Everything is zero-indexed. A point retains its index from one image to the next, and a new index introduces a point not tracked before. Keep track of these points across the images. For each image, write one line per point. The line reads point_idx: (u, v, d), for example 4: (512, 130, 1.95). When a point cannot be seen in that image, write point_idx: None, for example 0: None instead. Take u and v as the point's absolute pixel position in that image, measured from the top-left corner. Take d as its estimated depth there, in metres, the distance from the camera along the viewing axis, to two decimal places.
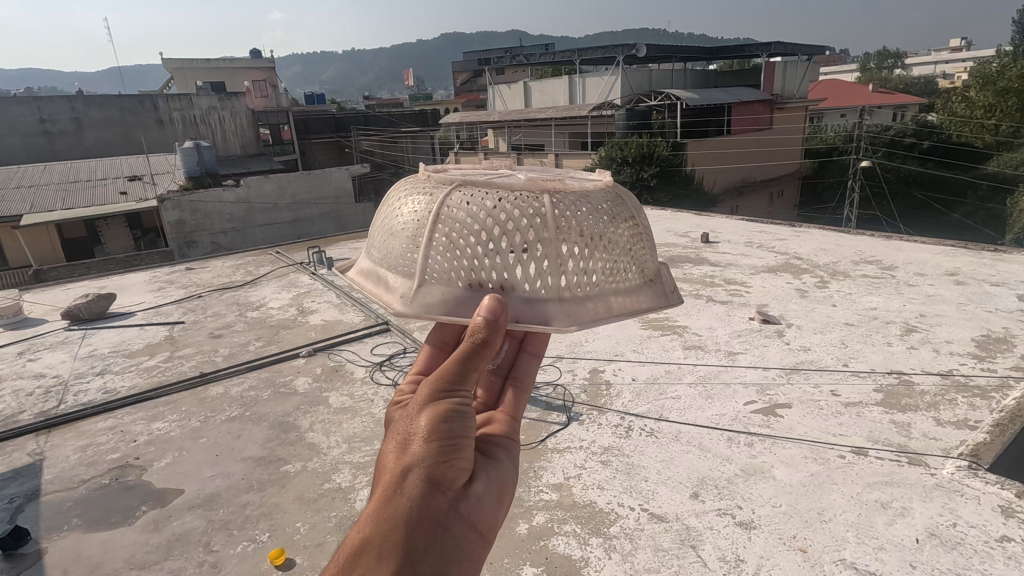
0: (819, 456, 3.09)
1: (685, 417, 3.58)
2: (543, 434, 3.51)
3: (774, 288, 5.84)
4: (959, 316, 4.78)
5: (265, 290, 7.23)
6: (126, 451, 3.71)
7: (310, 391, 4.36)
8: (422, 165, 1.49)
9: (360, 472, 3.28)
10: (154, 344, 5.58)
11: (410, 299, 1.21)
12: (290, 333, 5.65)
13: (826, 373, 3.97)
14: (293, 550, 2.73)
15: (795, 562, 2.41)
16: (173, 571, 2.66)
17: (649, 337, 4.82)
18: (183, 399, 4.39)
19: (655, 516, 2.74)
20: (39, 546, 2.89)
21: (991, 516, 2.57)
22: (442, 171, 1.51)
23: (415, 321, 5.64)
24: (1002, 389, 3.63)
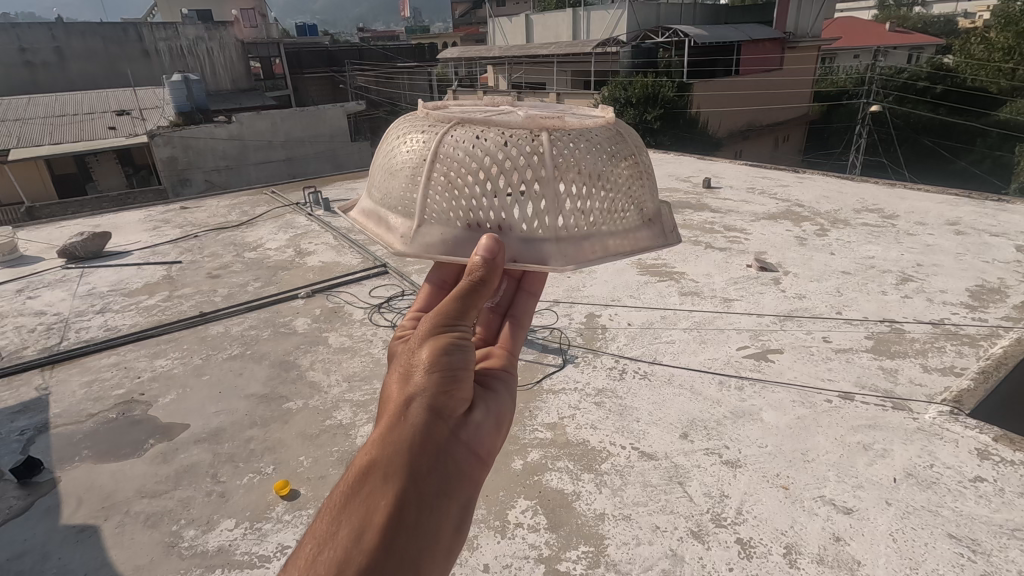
0: (807, 400, 3.18)
1: (678, 361, 3.65)
2: (539, 376, 3.59)
3: (774, 236, 5.82)
4: (955, 266, 4.80)
5: (262, 231, 7.17)
6: (131, 387, 3.79)
7: (309, 332, 4.42)
8: (421, 101, 1.44)
9: (360, 410, 3.37)
10: (153, 284, 5.59)
11: (410, 240, 1.20)
12: (288, 274, 5.65)
13: (820, 321, 4.02)
14: (297, 481, 2.85)
15: (777, 498, 2.53)
16: (183, 499, 2.77)
17: (646, 283, 4.84)
18: (184, 337, 4.44)
19: (645, 454, 2.84)
20: (53, 475, 3.00)
21: (967, 458, 2.68)
22: (441, 108, 1.47)
23: (413, 264, 5.64)
24: (990, 338, 3.69)
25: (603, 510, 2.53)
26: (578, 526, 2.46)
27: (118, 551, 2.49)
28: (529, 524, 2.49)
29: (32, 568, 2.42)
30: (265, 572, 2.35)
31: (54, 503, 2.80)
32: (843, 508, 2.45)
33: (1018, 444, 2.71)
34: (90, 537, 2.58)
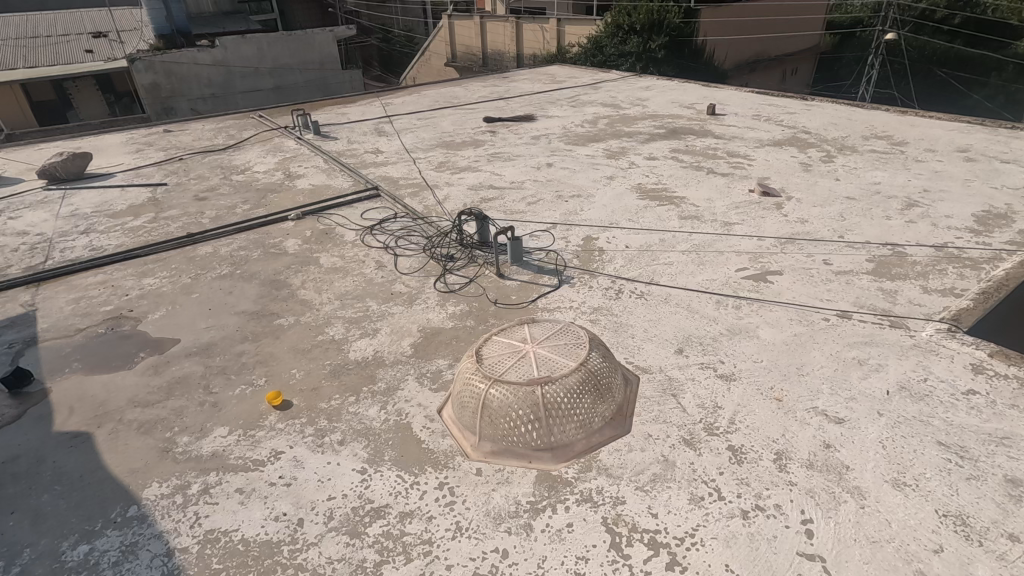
0: (804, 319, 3.15)
1: (675, 281, 3.60)
2: (535, 295, 3.53)
3: (779, 161, 5.62)
4: (962, 192, 4.67)
5: (249, 154, 6.89)
6: (119, 304, 3.72)
7: (300, 252, 4.30)
8: None
9: (353, 326, 3.33)
10: (138, 205, 5.41)
11: None
12: (277, 196, 5.46)
13: (821, 244, 3.94)
14: (289, 392, 2.83)
15: (770, 408, 2.54)
16: (175, 409, 2.77)
17: (646, 207, 4.69)
18: (172, 256, 4.34)
19: (639, 368, 2.83)
20: (44, 385, 2.98)
21: (961, 373, 2.68)
22: None
23: (406, 187, 5.45)
24: (993, 261, 3.63)
25: None
26: None
27: (113, 455, 2.50)
28: None
29: (27, 470, 2.43)
30: (259, 474, 2.37)
31: (46, 411, 2.79)
32: (835, 418, 2.46)
33: (1012, 360, 2.70)
34: (84, 442, 2.58)
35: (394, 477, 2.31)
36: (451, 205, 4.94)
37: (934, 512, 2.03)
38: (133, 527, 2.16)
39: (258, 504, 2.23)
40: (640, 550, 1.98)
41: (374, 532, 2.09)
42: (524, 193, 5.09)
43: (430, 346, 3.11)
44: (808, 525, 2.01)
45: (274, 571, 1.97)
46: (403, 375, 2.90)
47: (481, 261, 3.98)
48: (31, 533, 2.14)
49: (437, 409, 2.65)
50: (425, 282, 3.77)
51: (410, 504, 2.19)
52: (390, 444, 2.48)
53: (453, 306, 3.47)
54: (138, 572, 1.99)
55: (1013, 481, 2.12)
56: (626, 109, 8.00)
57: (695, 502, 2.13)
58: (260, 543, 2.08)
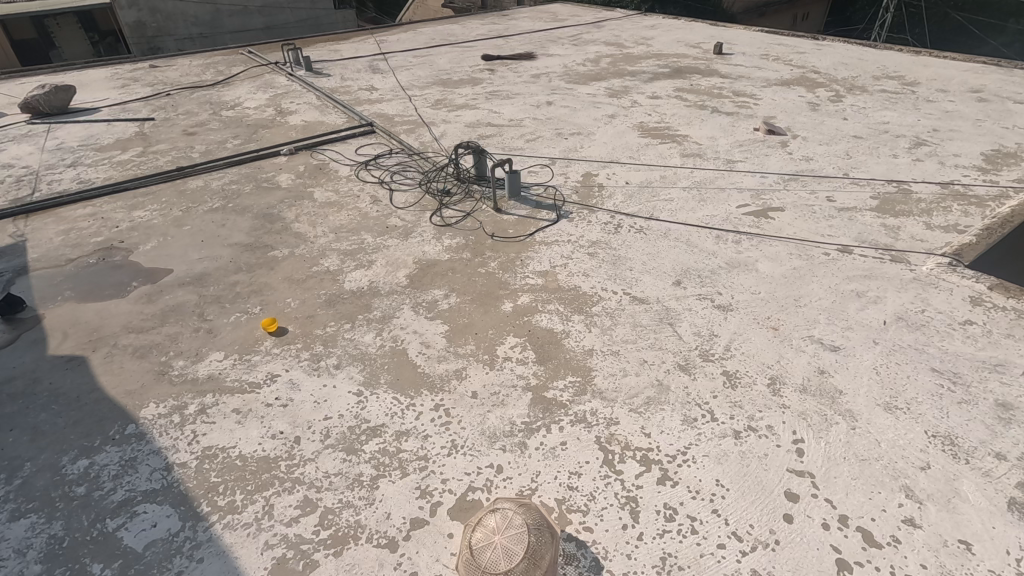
0: (805, 253, 3.12)
1: (675, 217, 3.53)
2: (532, 229, 3.47)
3: (786, 100, 5.43)
4: (972, 132, 4.55)
5: (239, 89, 6.64)
6: (110, 235, 3.65)
7: (293, 186, 4.19)
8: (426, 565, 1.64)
9: (348, 258, 3.28)
10: (125, 139, 5.24)
11: None
12: (269, 131, 5.29)
13: (825, 182, 3.86)
14: (285, 320, 2.82)
15: (767, 337, 2.55)
16: (170, 335, 2.75)
17: (648, 144, 4.56)
18: (162, 189, 4.23)
19: (637, 299, 2.82)
20: (37, 312, 2.95)
21: (959, 305, 2.67)
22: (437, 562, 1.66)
23: (401, 123, 5.29)
24: (998, 199, 3.57)
25: (592, 346, 2.54)
26: (567, 360, 2.48)
27: (109, 378, 2.50)
28: (518, 358, 2.50)
29: (24, 391, 2.44)
30: (256, 396, 2.38)
31: (40, 336, 2.77)
32: (830, 346, 2.48)
33: (1011, 293, 2.70)
34: (80, 366, 2.58)
35: (390, 399, 2.33)
36: (447, 142, 4.80)
37: (923, 433, 2.07)
38: (132, 443, 2.18)
39: (255, 423, 2.25)
40: (633, 466, 2.01)
41: (370, 449, 2.12)
42: (523, 131, 4.94)
43: (426, 278, 3.08)
44: (799, 445, 2.05)
45: (273, 484, 2.01)
46: (399, 304, 2.88)
47: (479, 197, 3.90)
48: (31, 448, 2.16)
49: (433, 337, 2.65)
50: (421, 216, 3.70)
51: (406, 424, 2.21)
52: (387, 368, 2.48)
53: (449, 240, 3.42)
54: (139, 484, 2.02)
55: (1003, 405, 2.16)
56: (629, 48, 7.69)
57: (688, 423, 2.16)
58: (258, 459, 2.10)
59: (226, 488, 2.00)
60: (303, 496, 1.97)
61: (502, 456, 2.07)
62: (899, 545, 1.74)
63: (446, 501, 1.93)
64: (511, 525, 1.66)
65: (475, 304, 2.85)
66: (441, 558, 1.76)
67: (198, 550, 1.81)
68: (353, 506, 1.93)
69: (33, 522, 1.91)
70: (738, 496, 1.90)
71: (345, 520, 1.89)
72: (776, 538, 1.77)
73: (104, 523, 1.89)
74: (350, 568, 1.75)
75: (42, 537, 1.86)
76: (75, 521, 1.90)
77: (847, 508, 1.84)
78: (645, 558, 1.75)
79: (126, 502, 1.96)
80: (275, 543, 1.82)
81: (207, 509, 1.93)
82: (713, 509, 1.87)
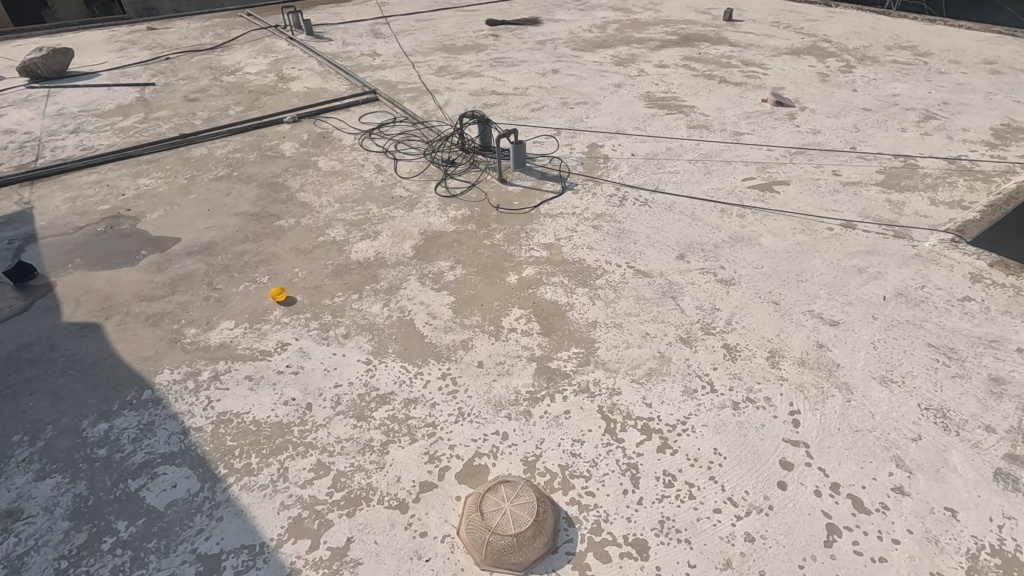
0: (808, 228, 3.13)
1: (681, 190, 3.54)
2: (537, 201, 3.48)
3: (795, 71, 5.33)
4: (983, 105, 4.50)
5: (239, 54, 6.52)
6: (116, 203, 3.66)
7: (297, 155, 4.17)
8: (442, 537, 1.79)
9: (354, 229, 3.31)
10: (127, 104, 5.19)
11: None
12: (271, 97, 5.22)
13: (831, 155, 3.84)
14: (293, 290, 2.86)
15: (767, 311, 2.60)
16: (181, 303, 2.80)
17: (654, 115, 4.51)
18: (166, 157, 4.21)
19: (640, 272, 2.85)
20: (49, 280, 3.00)
21: (959, 282, 2.70)
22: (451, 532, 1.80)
23: (404, 91, 5.22)
24: (1005, 175, 3.57)
25: (595, 319, 2.59)
26: (570, 331, 2.53)
27: (123, 345, 2.56)
28: (523, 329, 2.55)
29: (41, 356, 2.50)
30: (268, 363, 2.44)
31: (53, 304, 2.82)
32: (830, 320, 2.53)
33: (1011, 269, 2.73)
34: (94, 332, 2.63)
35: (398, 368, 2.39)
36: (452, 110, 4.75)
37: (916, 406, 2.14)
38: (149, 408, 2.25)
39: (267, 390, 2.31)
40: (634, 434, 2.08)
41: (380, 416, 2.19)
42: (528, 99, 4.88)
43: (432, 249, 3.11)
44: (795, 416, 2.12)
45: (286, 448, 2.09)
46: (405, 275, 2.92)
47: (483, 167, 3.90)
48: (52, 412, 2.24)
49: (439, 308, 2.70)
50: (426, 186, 3.71)
51: (414, 392, 2.28)
52: (394, 338, 2.54)
53: (455, 211, 3.43)
54: (158, 447, 2.10)
55: (996, 379, 2.22)
56: (637, 14, 7.51)
57: (688, 393, 2.22)
58: (271, 424, 2.18)
59: (241, 452, 2.08)
60: (316, 459, 2.04)
61: (508, 424, 2.14)
62: (888, 511, 1.82)
63: (453, 466, 2.00)
64: (521, 495, 1.80)
65: (480, 276, 2.89)
66: (450, 519, 1.85)
67: (217, 510, 1.89)
68: (365, 470, 2.01)
69: (58, 482, 1.99)
70: (734, 464, 1.97)
71: (357, 482, 1.97)
72: (770, 504, 1.85)
73: (126, 484, 1.98)
74: (363, 528, 1.84)
75: (68, 496, 1.94)
76: (99, 481, 1.99)
77: (839, 476, 1.92)
78: (644, 521, 1.83)
79: (147, 464, 2.04)
80: (291, 503, 1.91)
81: (224, 471, 2.01)
82: (710, 476, 1.94)
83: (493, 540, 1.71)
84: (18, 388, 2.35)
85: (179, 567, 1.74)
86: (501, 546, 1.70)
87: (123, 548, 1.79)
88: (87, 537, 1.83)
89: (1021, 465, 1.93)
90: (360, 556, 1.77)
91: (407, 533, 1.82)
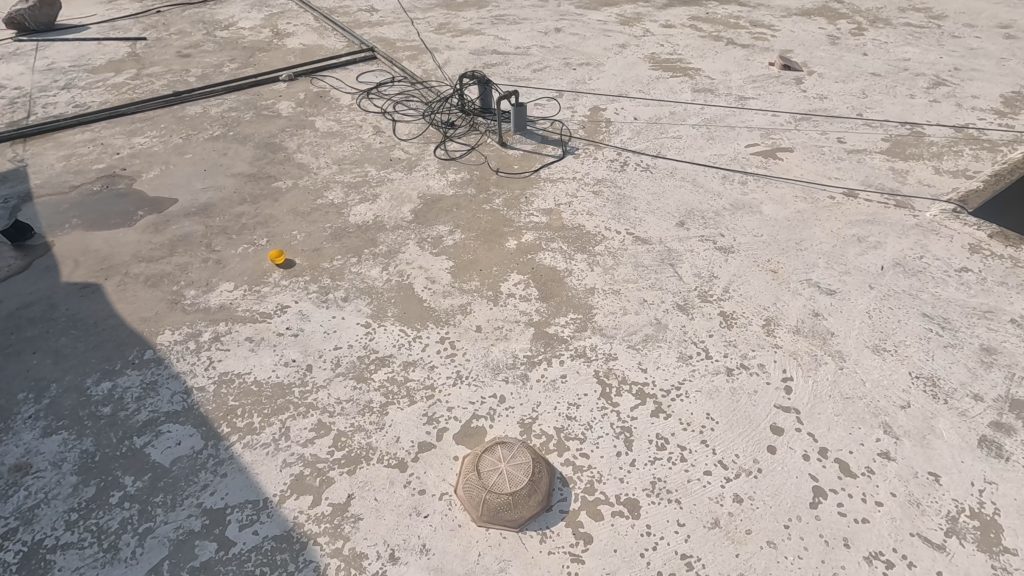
0: (809, 196, 3.11)
1: (683, 155, 3.49)
2: (537, 165, 3.45)
3: (805, 33, 5.18)
4: (995, 72, 4.40)
5: (232, 7, 6.31)
6: (111, 162, 3.62)
7: (294, 115, 4.09)
8: (438, 500, 1.84)
9: (352, 191, 3.28)
10: (118, 60, 5.06)
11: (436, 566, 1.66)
12: (266, 54, 5.07)
13: (838, 122, 3.78)
14: (292, 253, 2.85)
15: (765, 279, 2.60)
16: (180, 265, 2.80)
17: (658, 78, 4.40)
18: (160, 115, 4.13)
19: (639, 239, 2.84)
20: (47, 239, 2.99)
21: (958, 252, 2.70)
22: (448, 494, 1.86)
23: (403, 49, 5.07)
24: (1012, 144, 3.52)
25: (593, 285, 2.60)
26: (568, 297, 2.54)
27: (124, 305, 2.58)
28: (521, 295, 2.56)
29: (42, 316, 2.52)
30: (268, 326, 2.46)
31: (51, 263, 2.82)
32: (826, 290, 2.54)
33: (1010, 241, 2.73)
34: (94, 292, 2.64)
35: (397, 332, 2.41)
36: (452, 70, 4.64)
37: (907, 374, 2.17)
38: (151, 368, 2.28)
39: (268, 352, 2.34)
40: (629, 399, 2.12)
41: (379, 377, 2.23)
42: (530, 59, 4.76)
43: (431, 213, 3.09)
44: (788, 382, 2.16)
45: (287, 409, 2.13)
46: (404, 239, 2.91)
47: (483, 130, 3.83)
48: (55, 371, 2.27)
49: (438, 272, 2.70)
50: (425, 148, 3.66)
51: (413, 355, 2.31)
52: (393, 302, 2.55)
53: (454, 175, 3.40)
54: (161, 406, 2.13)
55: (987, 349, 2.25)
56: None
57: (684, 359, 2.26)
58: (272, 385, 2.21)
59: (244, 411, 2.12)
60: (317, 420, 2.09)
61: (505, 387, 2.18)
62: (873, 475, 1.87)
63: (451, 427, 2.05)
64: (517, 456, 1.86)
65: (479, 241, 2.88)
66: (448, 478, 1.90)
67: (221, 466, 1.94)
68: (364, 430, 2.05)
69: (65, 438, 2.03)
70: (726, 428, 2.02)
71: (357, 442, 2.02)
72: (758, 467, 1.90)
73: (132, 440, 2.02)
74: (363, 485, 1.89)
75: (75, 452, 1.99)
76: (105, 438, 2.03)
77: (827, 441, 1.97)
78: (636, 481, 1.88)
79: (151, 423, 2.08)
80: (292, 461, 1.96)
81: (226, 430, 2.06)
82: (702, 440, 1.99)
83: (488, 498, 1.77)
84: (20, 347, 2.37)
85: (186, 520, 1.80)
86: (497, 503, 1.76)
87: (130, 502, 1.85)
88: (95, 491, 1.88)
89: (1005, 432, 1.98)
90: (360, 512, 1.82)
91: (405, 491, 1.88)
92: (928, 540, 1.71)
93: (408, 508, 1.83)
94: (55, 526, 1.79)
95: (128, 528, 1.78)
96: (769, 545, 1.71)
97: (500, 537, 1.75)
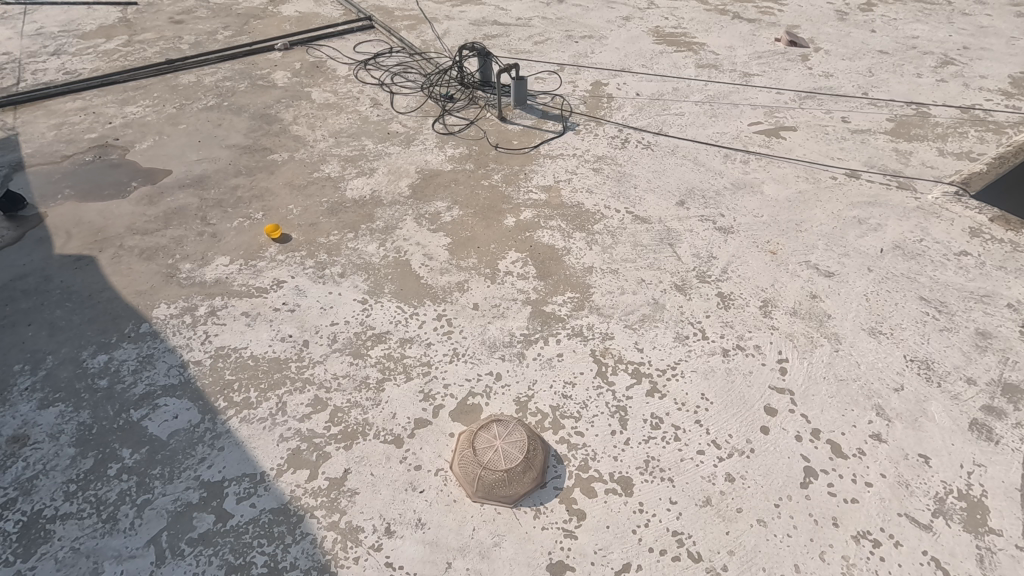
0: (812, 176, 3.09)
1: (685, 133, 3.44)
2: (537, 141, 3.40)
3: (812, 8, 5.05)
4: (1004, 51, 4.32)
5: None
6: (104, 132, 3.55)
7: (290, 85, 4.00)
8: (434, 478, 1.86)
9: (349, 165, 3.23)
10: (109, 25, 4.92)
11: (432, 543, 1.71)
12: (261, 22, 4.94)
13: (842, 101, 3.71)
14: (287, 227, 2.82)
15: (764, 261, 2.59)
16: (175, 238, 2.77)
17: (661, 52, 4.31)
18: (153, 84, 4.04)
19: (639, 219, 2.82)
20: (39, 209, 2.95)
21: (958, 236, 2.69)
22: (445, 471, 1.88)
23: (401, 19, 4.94)
24: (1017, 127, 3.47)
25: (591, 264, 2.58)
26: (566, 276, 2.53)
27: (118, 278, 2.56)
28: (519, 273, 2.55)
29: (36, 287, 2.51)
30: (263, 300, 2.45)
31: (45, 235, 2.79)
32: (825, 272, 2.53)
33: (1011, 225, 2.72)
34: (88, 265, 2.62)
35: (394, 308, 2.40)
36: (451, 41, 4.53)
37: (901, 357, 2.18)
38: (148, 341, 2.28)
39: (265, 327, 2.34)
40: (624, 378, 2.13)
41: (376, 354, 2.23)
42: (531, 31, 4.65)
43: (428, 188, 3.06)
44: (783, 363, 2.17)
45: (284, 384, 2.13)
46: (401, 215, 2.88)
47: (483, 104, 3.77)
48: (50, 343, 2.26)
49: (435, 250, 2.68)
50: (424, 122, 3.60)
51: (410, 333, 2.31)
52: (390, 278, 2.54)
53: (452, 150, 3.35)
54: (158, 379, 2.14)
55: (983, 334, 2.25)
56: None
57: (680, 340, 2.26)
58: (269, 360, 2.21)
59: (240, 385, 2.12)
60: (313, 395, 2.09)
61: (501, 364, 2.18)
62: (864, 456, 1.89)
63: (447, 404, 2.06)
64: (513, 433, 1.87)
65: (477, 218, 2.85)
66: (443, 455, 1.92)
67: (218, 440, 1.96)
68: (361, 406, 2.06)
69: (62, 410, 2.04)
70: (721, 409, 2.03)
71: (354, 418, 2.03)
72: (751, 447, 1.92)
73: (129, 413, 2.03)
74: (360, 460, 1.91)
75: (73, 424, 2.00)
76: (102, 410, 2.04)
77: (820, 423, 1.98)
78: (630, 459, 1.90)
79: (148, 396, 2.09)
80: (289, 436, 1.97)
81: (223, 404, 2.06)
82: (696, 420, 2.00)
83: (484, 474, 1.79)
84: (16, 318, 2.36)
85: (184, 493, 1.82)
86: (493, 480, 1.78)
87: (128, 474, 1.86)
88: (93, 462, 1.90)
89: (996, 416, 2.00)
90: (357, 486, 1.84)
91: (402, 466, 1.89)
92: (915, 520, 1.74)
93: (404, 483, 1.85)
94: (54, 497, 1.81)
95: (127, 500, 1.80)
96: (758, 524, 1.74)
97: (494, 513, 1.78)
